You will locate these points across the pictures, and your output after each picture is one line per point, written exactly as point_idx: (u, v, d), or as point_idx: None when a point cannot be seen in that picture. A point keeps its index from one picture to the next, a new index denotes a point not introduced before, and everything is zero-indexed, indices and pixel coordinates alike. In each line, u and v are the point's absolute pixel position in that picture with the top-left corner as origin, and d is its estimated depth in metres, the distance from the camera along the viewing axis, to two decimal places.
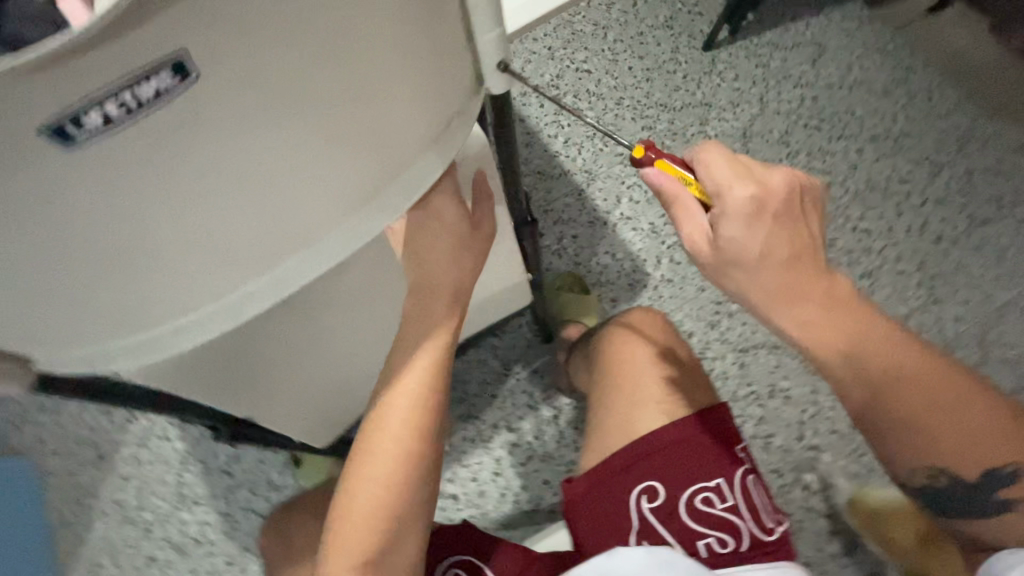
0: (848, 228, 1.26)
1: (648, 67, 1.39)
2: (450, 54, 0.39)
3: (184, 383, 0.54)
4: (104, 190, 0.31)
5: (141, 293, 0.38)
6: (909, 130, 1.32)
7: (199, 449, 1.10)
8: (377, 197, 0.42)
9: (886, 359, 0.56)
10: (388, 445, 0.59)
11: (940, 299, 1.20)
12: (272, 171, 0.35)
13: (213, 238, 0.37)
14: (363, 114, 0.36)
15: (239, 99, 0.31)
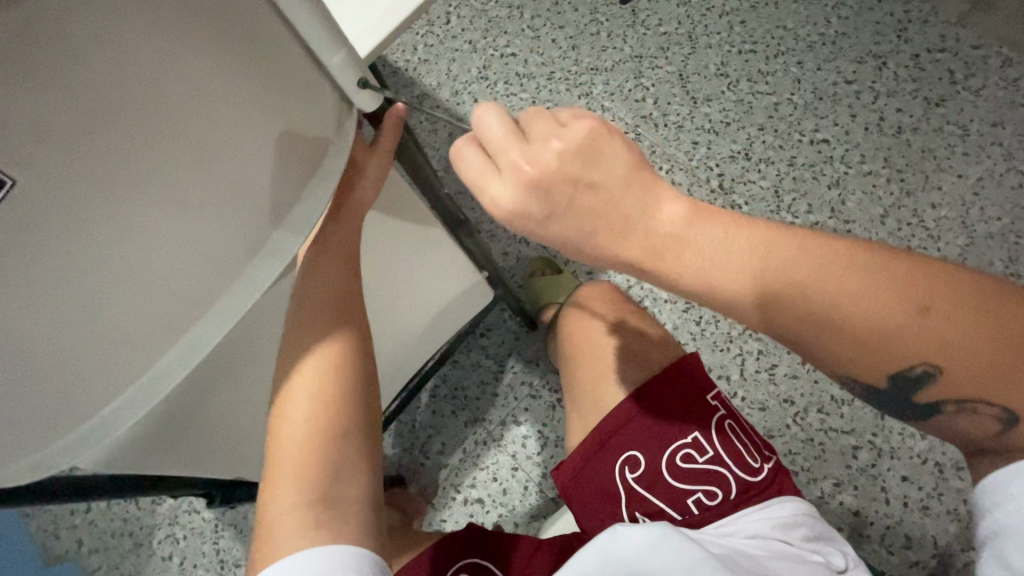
0: (805, 143, 1.24)
1: (571, 35, 1.37)
2: (292, 88, 0.39)
3: (151, 462, 0.56)
4: None
5: (48, 403, 0.37)
6: (844, 30, 1.29)
7: (228, 513, 1.13)
8: (260, 249, 0.43)
9: (809, 282, 0.43)
10: (297, 422, 0.50)
11: (912, 190, 1.18)
12: (139, 251, 0.35)
13: (97, 334, 0.36)
14: (217, 173, 0.37)
15: (73, 194, 0.30)
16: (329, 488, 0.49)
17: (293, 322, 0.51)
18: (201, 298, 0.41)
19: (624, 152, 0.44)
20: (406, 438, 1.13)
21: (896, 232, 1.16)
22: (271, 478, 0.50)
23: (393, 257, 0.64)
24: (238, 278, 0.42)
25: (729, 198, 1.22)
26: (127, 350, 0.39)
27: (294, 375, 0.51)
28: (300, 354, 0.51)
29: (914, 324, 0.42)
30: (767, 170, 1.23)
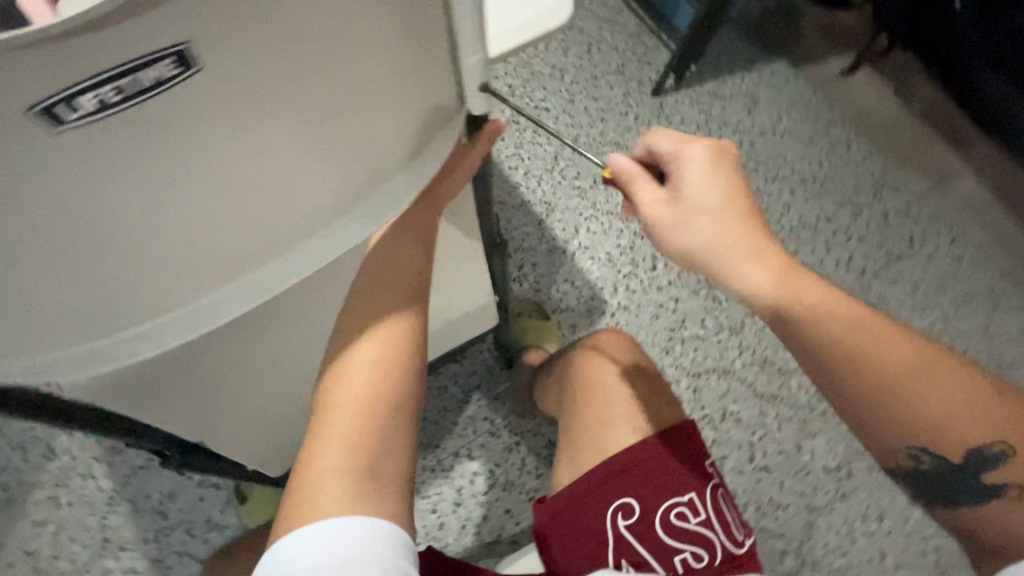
0: None
1: (602, 108, 1.47)
2: (434, 72, 0.40)
3: (131, 402, 0.49)
4: (87, 182, 0.31)
5: (107, 288, 0.38)
6: (832, 175, 1.47)
7: (129, 487, 1.01)
8: (353, 208, 0.44)
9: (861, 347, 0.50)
10: (357, 389, 0.48)
11: None
12: (253, 177, 0.37)
13: (185, 234, 0.37)
14: (348, 127, 0.38)
15: (222, 104, 0.31)
16: (373, 461, 0.47)
17: (362, 293, 0.50)
18: (286, 237, 0.42)
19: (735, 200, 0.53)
20: None
21: None
22: (319, 437, 0.47)
23: None
24: (324, 230, 0.44)
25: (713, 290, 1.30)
26: (205, 258, 0.40)
27: (360, 341, 0.50)
28: (355, 328, 0.50)
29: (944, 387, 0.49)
30: None
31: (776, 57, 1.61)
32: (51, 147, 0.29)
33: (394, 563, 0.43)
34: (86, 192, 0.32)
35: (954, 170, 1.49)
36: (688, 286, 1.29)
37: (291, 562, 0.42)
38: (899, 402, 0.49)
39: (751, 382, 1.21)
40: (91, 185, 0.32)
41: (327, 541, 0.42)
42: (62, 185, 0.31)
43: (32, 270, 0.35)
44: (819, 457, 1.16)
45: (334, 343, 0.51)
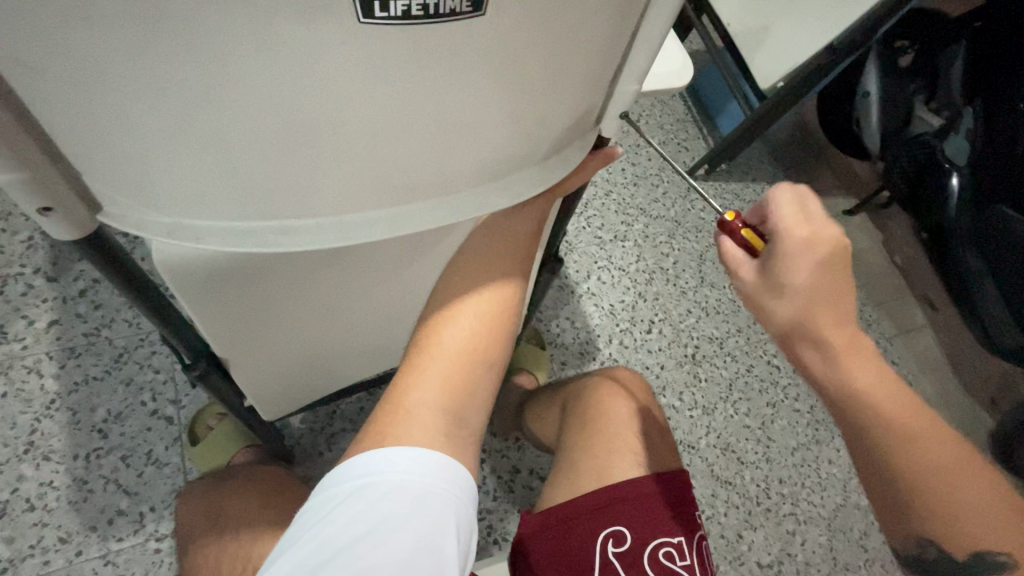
0: (763, 358, 1.41)
1: (637, 172, 1.56)
2: (607, 75, 0.44)
3: (208, 299, 0.49)
4: (333, 72, 0.32)
5: (276, 179, 0.38)
6: None
7: (75, 396, 0.94)
8: (502, 179, 0.46)
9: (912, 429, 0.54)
10: (463, 336, 0.54)
11: (820, 441, 1.35)
12: (456, 124, 0.38)
13: (375, 157, 0.39)
14: (543, 106, 0.41)
15: (478, 51, 0.34)
16: (461, 409, 0.53)
17: (479, 258, 0.56)
18: (445, 186, 0.44)
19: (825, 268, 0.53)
20: (318, 418, 1.01)
21: (799, 466, 1.32)
22: (426, 371, 0.53)
23: None
24: (473, 190, 0.46)
25: (695, 367, 1.36)
26: (374, 184, 0.41)
27: (473, 296, 0.55)
28: (463, 287, 0.55)
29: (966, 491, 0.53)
30: (731, 362, 1.39)
31: (794, 180, 1.76)
32: (331, 32, 0.30)
33: (464, 513, 0.49)
34: (326, 88, 0.33)
35: (919, 323, 1.64)
36: (674, 357, 1.35)
37: (382, 476, 0.47)
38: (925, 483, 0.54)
39: (709, 462, 1.27)
40: (335, 83, 0.33)
41: (422, 467, 0.48)
42: (311, 75, 0.32)
43: (226, 140, 0.35)
44: (754, 549, 1.21)
45: (443, 293, 0.56)
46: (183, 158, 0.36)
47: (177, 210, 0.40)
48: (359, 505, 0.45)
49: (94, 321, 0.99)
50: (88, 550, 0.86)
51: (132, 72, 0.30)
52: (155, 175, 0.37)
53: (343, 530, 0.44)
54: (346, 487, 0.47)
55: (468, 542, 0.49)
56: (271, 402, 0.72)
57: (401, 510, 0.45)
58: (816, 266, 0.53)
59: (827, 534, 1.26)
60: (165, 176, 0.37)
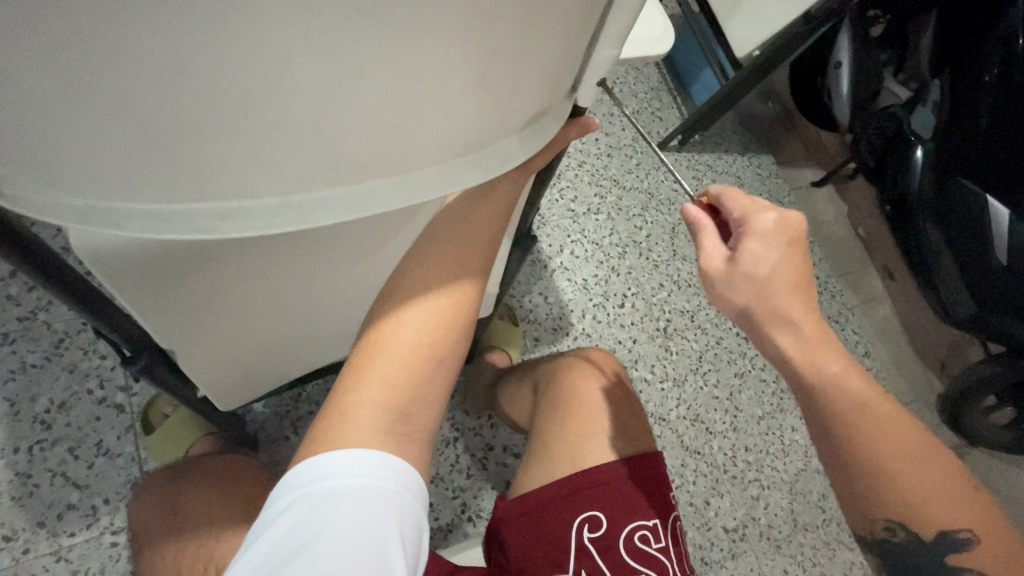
0: (733, 331, 1.44)
1: (610, 144, 1.52)
2: (583, 38, 0.40)
3: (144, 290, 0.44)
4: (272, 31, 0.28)
5: (212, 155, 0.34)
6: None
7: (12, 386, 0.87)
8: (468, 155, 0.42)
9: (895, 444, 0.57)
10: (415, 331, 0.51)
11: (784, 409, 1.40)
12: (418, 92, 0.34)
13: (324, 132, 0.34)
14: (514, 74, 0.37)
15: (441, 6, 0.29)
16: (410, 408, 0.51)
17: (439, 247, 0.52)
18: (410, 163, 0.40)
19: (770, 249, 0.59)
20: (283, 402, 0.97)
21: (764, 433, 1.36)
22: (371, 368, 0.50)
23: None
24: (443, 165, 0.42)
25: (666, 341, 1.37)
26: (326, 162, 0.37)
27: (427, 290, 0.52)
28: (422, 281, 0.52)
29: (931, 486, 0.56)
30: (701, 335, 1.41)
31: (765, 151, 1.76)
32: None
33: (414, 513, 0.48)
34: (264, 46, 0.28)
35: (878, 293, 1.69)
36: (646, 331, 1.36)
37: (315, 484, 0.45)
38: (910, 493, 0.56)
39: (679, 433, 1.30)
40: (278, 44, 0.28)
41: (357, 467, 0.46)
42: (246, 31, 0.27)
43: (145, 108, 0.30)
44: (720, 515, 1.26)
45: (397, 283, 0.53)
46: (92, 128, 0.30)
47: (94, 194, 0.35)
48: (300, 513, 0.43)
49: (29, 304, 0.91)
50: (36, 548, 0.80)
51: (18, 25, 0.25)
52: (66, 154, 0.32)
53: (285, 540, 0.42)
54: (290, 494, 0.45)
55: (419, 543, 0.47)
56: (227, 391, 0.68)
57: (346, 514, 0.44)
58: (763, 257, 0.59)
59: (789, 498, 1.32)
60: (69, 149, 0.32)
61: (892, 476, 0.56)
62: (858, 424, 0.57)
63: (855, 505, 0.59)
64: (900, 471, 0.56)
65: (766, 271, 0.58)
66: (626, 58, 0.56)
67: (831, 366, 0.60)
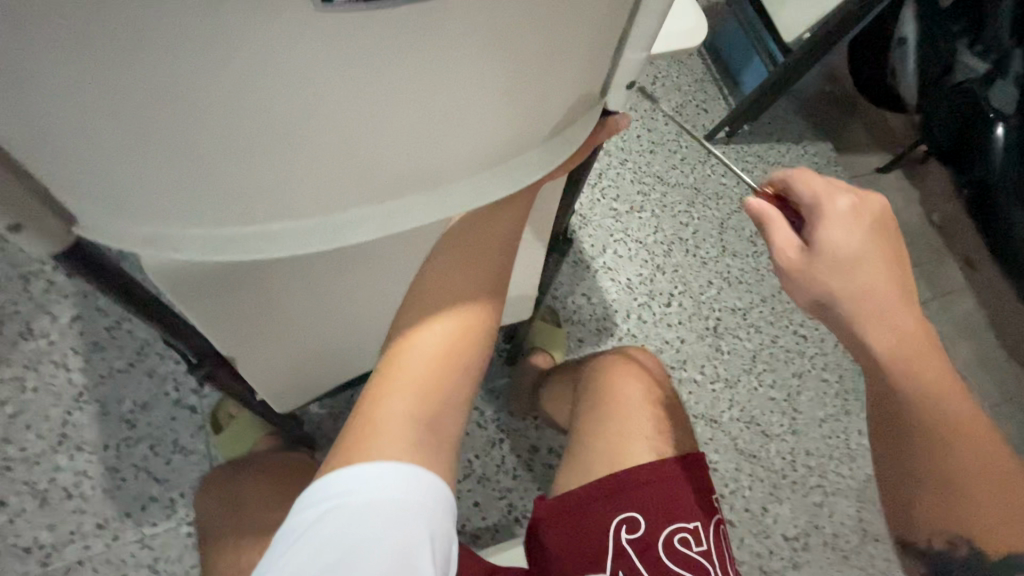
0: (790, 329, 1.37)
1: (654, 140, 1.49)
2: (610, 42, 0.40)
3: (206, 305, 0.49)
4: (301, 64, 0.30)
5: (257, 182, 0.36)
6: None
7: (102, 388, 0.96)
8: (499, 166, 0.44)
9: (964, 452, 0.52)
10: (437, 344, 0.53)
11: (849, 411, 1.32)
12: (442, 113, 0.36)
13: (362, 156, 0.37)
14: (535, 87, 0.38)
15: (458, 32, 0.31)
16: (437, 416, 0.52)
17: (458, 259, 0.53)
18: (438, 178, 0.41)
19: (858, 234, 0.53)
20: (336, 403, 1.02)
21: (827, 437, 1.29)
22: (395, 384, 0.51)
23: None
24: (470, 178, 0.43)
25: (717, 341, 1.32)
26: (359, 181, 0.39)
27: (446, 308, 0.53)
28: (444, 294, 0.53)
29: (994, 503, 0.51)
30: (755, 334, 1.35)
31: (822, 138, 1.66)
32: (298, 20, 0.27)
33: (440, 521, 0.49)
34: (307, 80, 0.31)
35: (957, 285, 1.55)
36: (695, 331, 1.32)
37: (342, 499, 0.47)
38: (965, 507, 0.52)
39: (733, 436, 1.25)
40: (309, 77, 0.30)
41: (383, 482, 0.47)
42: (292, 70, 0.30)
43: (201, 142, 0.33)
44: (779, 522, 1.20)
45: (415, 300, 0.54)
46: (154, 163, 0.34)
47: (157, 220, 0.39)
48: (328, 530, 0.45)
49: (114, 315, 1.01)
50: (125, 536, 0.89)
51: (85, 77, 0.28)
52: (133, 187, 0.36)
53: (314, 557, 0.44)
54: (318, 510, 0.47)
55: (447, 551, 0.49)
56: (283, 394, 0.72)
57: (373, 530, 0.45)
58: (854, 253, 0.53)
59: (857, 506, 1.24)
60: (136, 180, 0.35)
61: (951, 487, 0.52)
62: (927, 423, 0.53)
63: (902, 507, 0.56)
64: (963, 481, 0.52)
65: (857, 259, 0.53)
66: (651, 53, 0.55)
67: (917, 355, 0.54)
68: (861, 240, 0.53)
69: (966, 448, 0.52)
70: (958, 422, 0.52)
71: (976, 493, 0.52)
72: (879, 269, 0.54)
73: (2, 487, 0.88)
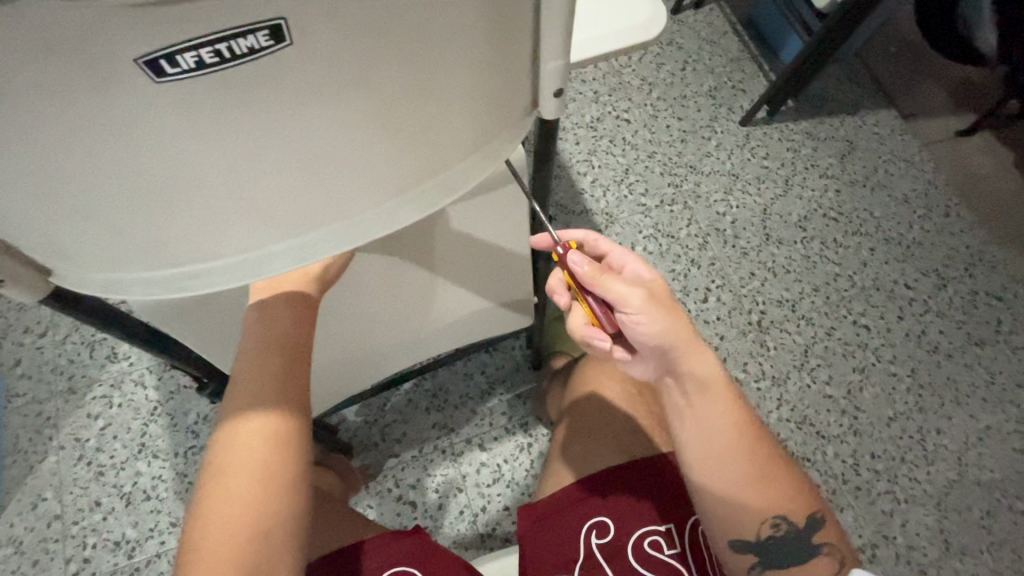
0: (848, 319, 1.26)
1: (684, 128, 1.43)
2: (519, 57, 0.40)
3: (195, 318, 0.55)
4: (161, 131, 0.29)
5: (165, 235, 0.36)
6: (922, 240, 1.34)
7: (172, 402, 1.10)
8: (412, 190, 0.41)
9: (746, 446, 0.62)
10: (249, 450, 0.47)
11: (925, 408, 1.19)
12: (325, 150, 0.34)
13: (252, 202, 0.35)
14: (425, 110, 0.36)
15: (312, 71, 0.29)
16: (263, 533, 0.46)
17: (251, 355, 0.50)
18: (345, 211, 0.39)
19: (664, 300, 0.59)
20: (371, 410, 1.12)
21: (897, 438, 1.16)
22: (211, 506, 0.47)
23: (472, 246, 0.65)
24: (383, 207, 0.40)
25: (761, 336, 1.24)
26: (264, 226, 0.37)
27: (247, 417, 0.48)
28: (241, 394, 0.49)
29: (777, 474, 0.63)
30: (805, 327, 1.25)
31: (883, 105, 1.50)
32: (143, 90, 0.27)
33: None
34: (165, 141, 0.30)
35: None
36: (736, 326, 1.24)
37: None
38: (760, 494, 0.62)
39: (783, 437, 1.16)
40: (173, 140, 0.30)
41: None
42: (153, 135, 0.30)
43: (97, 203, 0.33)
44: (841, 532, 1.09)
45: (219, 421, 0.49)
46: (68, 226, 0.35)
47: (87, 274, 0.39)
48: None
49: None
50: None
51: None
52: (56, 244, 0.36)
53: None
54: None
55: None
56: None
57: None
58: (660, 313, 0.58)
59: (937, 515, 1.11)
60: (43, 235, 0.36)
61: (738, 480, 0.61)
62: (719, 438, 0.62)
63: (731, 520, 0.62)
64: (744, 471, 0.61)
65: (662, 329, 0.59)
66: (592, 51, 0.54)
67: (704, 371, 0.62)
68: (664, 311, 0.58)
69: (741, 438, 0.62)
70: (734, 418, 0.62)
71: (759, 475, 0.62)
72: (680, 326, 0.60)
73: (97, 489, 1.03)
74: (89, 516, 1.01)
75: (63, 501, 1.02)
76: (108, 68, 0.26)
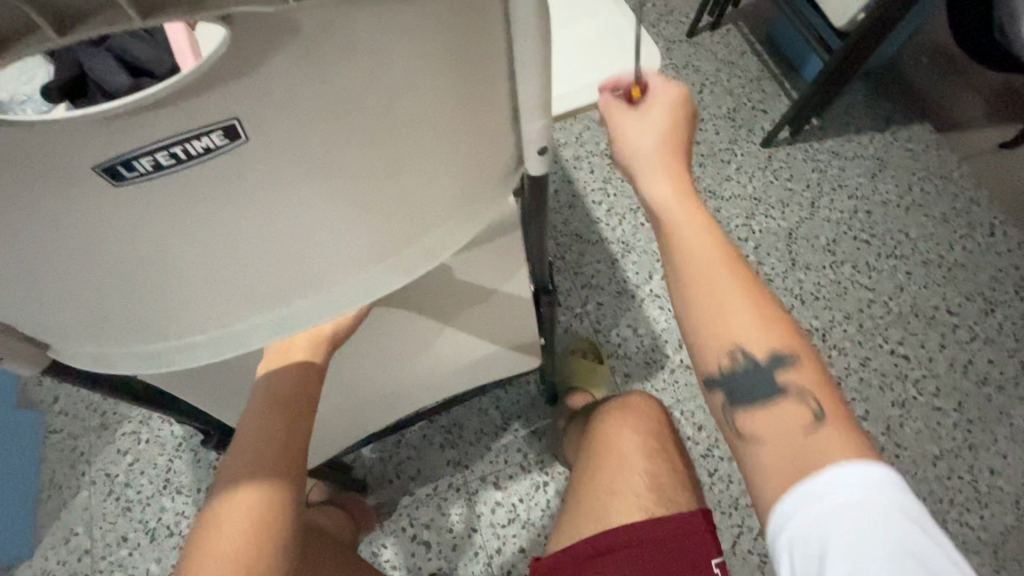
0: (885, 349, 1.18)
1: (702, 152, 1.39)
2: (497, 120, 0.38)
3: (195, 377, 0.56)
4: (131, 226, 0.30)
5: (150, 314, 0.37)
6: (964, 262, 1.26)
7: (195, 438, 1.12)
8: (390, 259, 0.41)
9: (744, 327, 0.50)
10: (241, 517, 0.47)
11: (975, 445, 1.10)
12: (295, 230, 0.34)
13: (227, 280, 0.36)
14: (396, 184, 0.36)
15: (275, 161, 0.30)
16: None
17: (255, 420, 0.51)
18: (323, 281, 0.39)
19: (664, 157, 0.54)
20: (386, 447, 1.12)
21: (944, 478, 1.08)
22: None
23: (472, 293, 0.65)
24: (362, 275, 0.41)
25: None
26: (244, 302, 0.38)
27: (244, 483, 0.48)
28: (241, 459, 0.49)
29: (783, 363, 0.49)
30: (838, 357, 1.18)
31: (916, 119, 1.43)
32: (109, 192, 0.28)
33: None
34: (136, 233, 0.30)
35: None
36: None
37: None
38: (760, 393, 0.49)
39: None
40: (145, 233, 0.31)
41: None
42: (123, 230, 0.30)
43: (79, 290, 0.34)
44: None
45: (219, 484, 0.50)
46: (55, 311, 0.36)
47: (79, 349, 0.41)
48: None
49: None
50: None
51: None
52: (48, 326, 0.38)
53: None
54: None
55: None
56: None
57: None
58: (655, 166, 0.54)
59: (994, 564, 1.02)
60: (32, 318, 0.37)
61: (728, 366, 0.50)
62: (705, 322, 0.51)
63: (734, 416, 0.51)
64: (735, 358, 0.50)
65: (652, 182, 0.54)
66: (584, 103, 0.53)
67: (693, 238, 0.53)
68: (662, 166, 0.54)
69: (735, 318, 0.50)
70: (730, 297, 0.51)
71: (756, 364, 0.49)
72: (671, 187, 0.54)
73: (124, 524, 1.06)
74: (116, 552, 1.04)
75: (93, 536, 1.05)
76: (68, 178, 0.26)
